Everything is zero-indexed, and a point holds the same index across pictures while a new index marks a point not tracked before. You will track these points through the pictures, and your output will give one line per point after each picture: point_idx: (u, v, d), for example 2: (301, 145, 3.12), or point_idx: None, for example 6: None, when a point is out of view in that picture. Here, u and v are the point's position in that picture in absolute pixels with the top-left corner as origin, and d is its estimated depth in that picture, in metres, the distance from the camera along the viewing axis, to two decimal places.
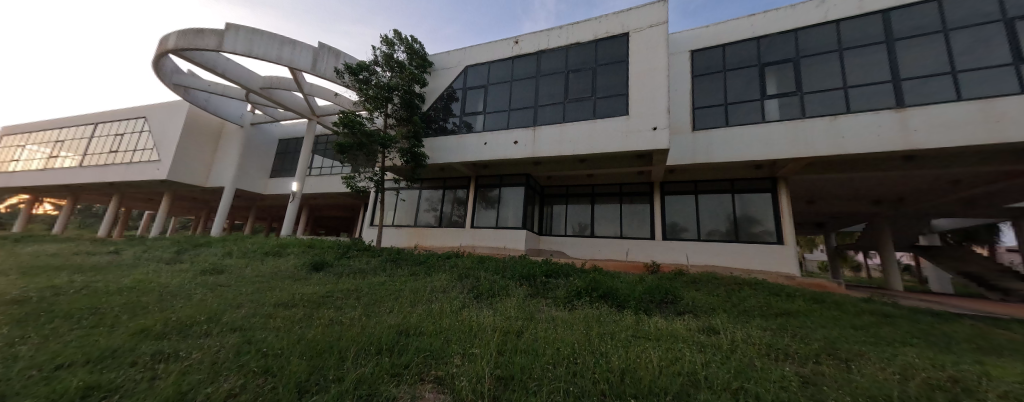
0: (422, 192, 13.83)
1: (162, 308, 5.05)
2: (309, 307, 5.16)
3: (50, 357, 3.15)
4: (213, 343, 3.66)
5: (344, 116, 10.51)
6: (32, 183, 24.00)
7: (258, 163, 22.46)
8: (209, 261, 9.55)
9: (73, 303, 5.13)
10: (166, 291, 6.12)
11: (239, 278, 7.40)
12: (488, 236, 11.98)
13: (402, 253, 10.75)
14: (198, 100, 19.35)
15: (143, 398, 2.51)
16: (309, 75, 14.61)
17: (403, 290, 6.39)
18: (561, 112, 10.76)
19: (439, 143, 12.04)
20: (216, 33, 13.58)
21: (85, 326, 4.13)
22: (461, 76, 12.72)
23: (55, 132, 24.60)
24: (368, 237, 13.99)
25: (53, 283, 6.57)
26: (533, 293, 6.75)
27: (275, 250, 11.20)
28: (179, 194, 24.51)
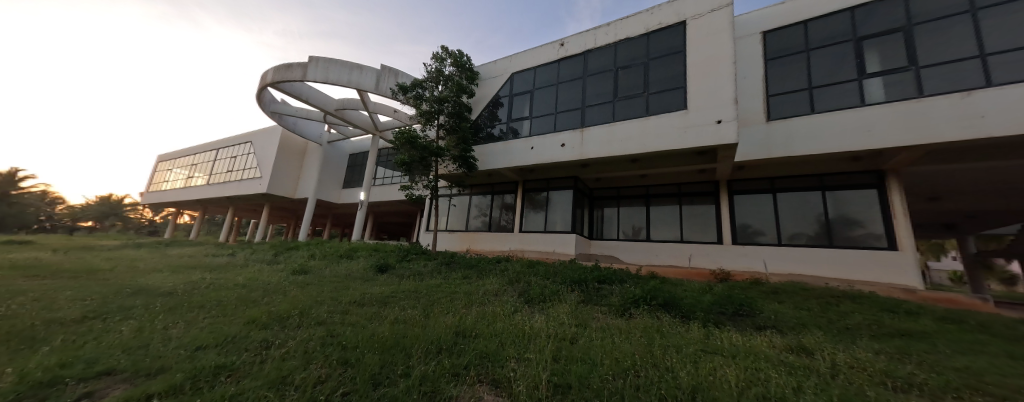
0: (472, 198, 14.39)
1: (264, 302, 6.02)
2: (376, 306, 5.71)
3: (193, 339, 3.98)
4: (303, 334, 4.27)
5: (401, 130, 11.44)
6: (178, 199, 30.41)
7: (334, 176, 25.60)
8: (297, 262, 11.12)
9: (204, 295, 6.38)
10: (267, 287, 7.27)
11: (321, 277, 8.47)
12: (536, 241, 12.01)
13: (455, 257, 11.30)
14: (288, 124, 22.78)
15: (256, 377, 3.05)
16: (374, 94, 16.27)
17: (457, 292, 6.71)
18: (610, 112, 10.39)
19: (488, 150, 12.44)
20: (301, 66, 15.89)
21: (213, 315, 5.12)
22: (507, 83, 13.04)
23: (192, 157, 30.88)
24: (424, 241, 14.94)
25: (190, 279, 8.25)
26: (586, 299, 6.55)
27: (348, 254, 12.58)
28: (276, 205, 28.94)
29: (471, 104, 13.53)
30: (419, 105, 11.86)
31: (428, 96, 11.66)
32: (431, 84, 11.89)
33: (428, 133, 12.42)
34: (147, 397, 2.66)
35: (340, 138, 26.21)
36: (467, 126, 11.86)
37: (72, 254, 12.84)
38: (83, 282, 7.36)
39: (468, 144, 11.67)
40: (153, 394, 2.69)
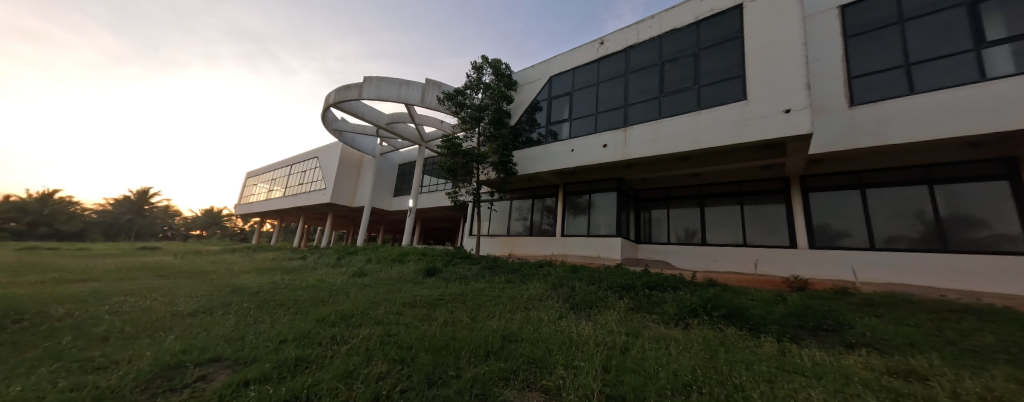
0: (513, 203, 14.52)
1: (330, 302, 6.68)
2: (426, 308, 6.01)
3: (277, 333, 4.56)
4: (365, 332, 4.65)
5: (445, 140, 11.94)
6: (262, 210, 35.04)
7: (386, 185, 27.64)
8: (357, 265, 12.14)
9: (283, 295, 7.25)
10: (333, 289, 8.05)
11: (377, 280, 9.14)
12: (579, 244, 11.74)
13: (498, 261, 11.48)
14: (348, 140, 25.11)
15: (329, 370, 3.41)
16: (420, 106, 17.32)
17: (501, 296, 6.81)
18: (656, 108, 9.85)
19: (527, 154, 12.50)
20: (357, 86, 17.47)
21: (292, 313, 5.81)
22: (545, 87, 13.04)
23: (272, 173, 35.43)
24: (468, 246, 15.38)
25: (271, 280, 9.43)
26: (635, 307, 6.23)
27: (400, 258, 13.43)
28: (339, 214, 31.97)
29: (511, 110, 13.74)
30: (461, 114, 12.28)
31: (470, 104, 12.03)
32: (472, 93, 12.27)
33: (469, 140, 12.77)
34: (246, 382, 3.11)
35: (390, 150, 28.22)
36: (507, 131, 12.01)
37: (188, 258, 15.46)
38: (194, 282, 8.81)
39: (508, 150, 11.78)
40: (250, 380, 3.14)
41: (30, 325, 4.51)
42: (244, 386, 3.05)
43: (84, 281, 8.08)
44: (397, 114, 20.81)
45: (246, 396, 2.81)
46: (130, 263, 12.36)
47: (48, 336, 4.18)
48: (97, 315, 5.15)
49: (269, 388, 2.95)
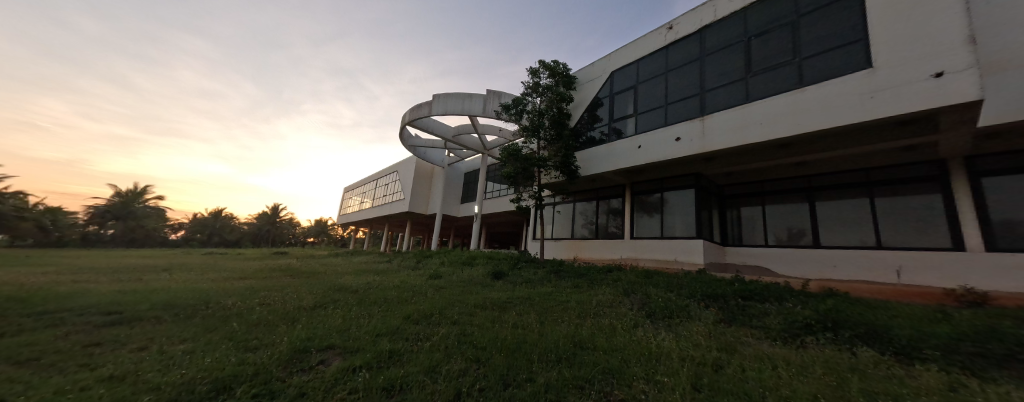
0: (576, 205, 14.14)
1: (411, 301, 7.35)
2: (495, 310, 6.19)
3: (372, 328, 5.20)
4: (442, 331, 5.00)
5: (506, 147, 12.06)
6: (356, 220, 40.50)
7: (454, 193, 29.54)
8: (432, 269, 13.14)
9: (373, 294, 8.24)
10: (413, 289, 8.86)
11: (450, 282, 9.76)
12: (652, 248, 10.86)
13: (564, 265, 11.26)
14: (422, 154, 27.55)
15: (417, 362, 3.77)
16: (482, 117, 18.16)
17: (568, 301, 6.65)
18: (742, 91, 8.64)
19: (590, 154, 12.05)
20: (427, 104, 19.09)
21: (382, 310, 6.57)
22: (607, 83, 12.49)
23: (363, 188, 40.76)
24: (532, 250, 15.41)
25: (364, 281, 10.78)
26: (725, 318, 5.48)
27: (469, 261, 14.13)
28: (416, 221, 35.16)
29: (571, 110, 13.47)
30: (522, 119, 12.27)
31: (530, 109, 11.96)
32: (531, 98, 12.20)
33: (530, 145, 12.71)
34: (354, 369, 3.62)
35: (457, 159, 30.04)
36: (568, 134, 11.70)
37: (306, 262, 18.73)
38: (309, 281, 10.55)
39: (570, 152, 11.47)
40: (356, 367, 3.64)
41: (207, 312, 5.93)
42: (353, 371, 3.56)
43: (238, 279, 10.33)
44: (463, 126, 22.14)
45: (355, 381, 3.26)
46: (266, 265, 15.43)
47: (218, 321, 5.45)
48: (247, 306, 6.53)
49: (371, 376, 3.38)
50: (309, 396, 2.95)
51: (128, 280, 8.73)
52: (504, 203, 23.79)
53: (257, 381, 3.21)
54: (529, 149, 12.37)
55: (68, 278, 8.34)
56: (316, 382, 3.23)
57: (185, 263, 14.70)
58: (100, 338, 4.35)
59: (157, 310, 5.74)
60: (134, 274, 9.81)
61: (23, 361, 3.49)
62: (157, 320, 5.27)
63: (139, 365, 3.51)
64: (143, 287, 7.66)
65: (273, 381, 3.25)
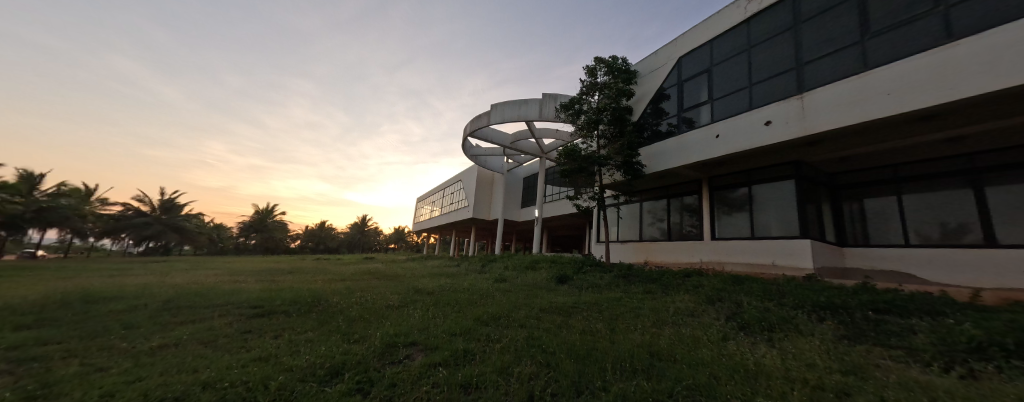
0: (643, 205, 13.20)
1: (480, 304, 7.67)
2: (562, 315, 6.08)
3: (447, 327, 5.55)
4: (510, 334, 5.08)
5: (563, 147, 11.53)
6: (429, 227, 43.95)
7: (514, 198, 30.11)
8: (498, 272, 13.51)
9: (444, 296, 8.83)
10: (482, 292, 9.25)
11: (516, 286, 9.92)
12: (740, 250, 9.57)
13: (634, 269, 10.57)
14: (482, 162, 28.76)
15: (489, 363, 3.90)
16: (539, 121, 18.28)
17: (640, 308, 6.20)
18: (857, 58, 7.16)
19: (657, 150, 11.15)
20: (485, 114, 19.90)
21: (454, 311, 7.01)
22: (674, 70, 11.50)
23: (432, 197, 44.10)
24: (597, 253, 14.79)
25: (438, 283, 11.61)
26: (845, 335, 4.53)
27: (532, 265, 14.16)
28: (481, 227, 36.69)
29: (632, 104, 12.71)
30: (578, 119, 11.78)
31: (587, 107, 11.43)
32: (588, 96, 11.68)
33: (588, 145, 12.10)
34: (435, 364, 3.93)
35: (516, 165, 30.60)
36: (630, 128, 10.82)
37: (391, 265, 21.04)
38: (391, 283, 11.76)
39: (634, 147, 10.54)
40: (437, 363, 3.94)
41: (317, 308, 7.03)
42: (434, 366, 3.87)
43: (338, 280, 12.03)
44: (520, 132, 22.53)
45: (436, 376, 3.53)
46: (358, 269, 17.71)
47: (326, 316, 6.43)
48: (345, 304, 7.55)
49: (450, 372, 3.62)
50: (399, 385, 3.27)
51: (262, 280, 10.90)
52: (564, 206, 23.38)
53: (358, 370, 3.69)
54: (588, 148, 11.75)
55: (224, 279, 10.71)
56: (405, 374, 3.58)
57: (299, 267, 17.69)
58: (246, 327, 5.48)
59: (282, 305, 7.00)
60: (266, 276, 12.19)
61: (206, 341, 4.62)
62: (282, 314, 6.42)
63: (274, 349, 4.33)
64: (272, 287, 9.46)
65: (371, 370, 3.69)
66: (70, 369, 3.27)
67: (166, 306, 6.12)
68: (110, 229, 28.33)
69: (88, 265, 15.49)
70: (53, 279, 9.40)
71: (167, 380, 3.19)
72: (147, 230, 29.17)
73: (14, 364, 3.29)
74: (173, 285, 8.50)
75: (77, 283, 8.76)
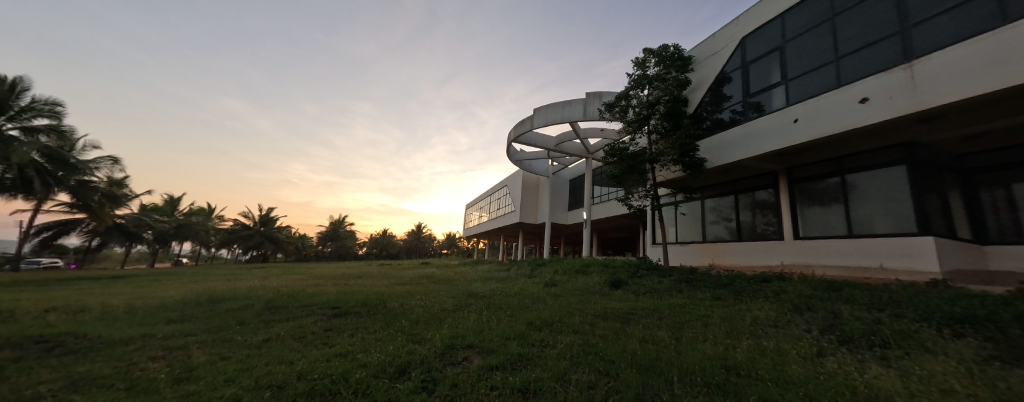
0: (706, 202, 12.13)
1: (531, 308, 7.63)
2: (619, 321, 5.73)
3: (501, 331, 5.60)
4: (565, 338, 4.94)
5: (611, 146, 10.93)
6: (478, 233, 45.28)
7: (561, 201, 29.70)
8: (548, 277, 13.35)
9: (496, 300, 8.98)
10: (533, 296, 9.21)
11: (567, 290, 9.70)
12: (831, 251, 8.30)
13: (699, 273, 9.70)
14: (527, 167, 28.87)
15: (546, 369, 3.81)
16: (583, 121, 17.87)
17: (708, 316, 5.63)
18: (988, 11, 5.83)
19: (720, 141, 10.17)
20: (529, 118, 19.96)
21: (507, 315, 7.08)
22: (737, 52, 10.48)
23: (479, 203, 45.32)
24: (653, 256, 13.90)
25: (489, 287, 11.83)
26: (992, 354, 3.63)
27: (583, 269, 13.76)
28: (529, 231, 36.79)
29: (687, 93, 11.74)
30: (626, 115, 11.07)
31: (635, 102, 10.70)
32: (636, 90, 10.94)
33: (638, 142, 11.37)
34: (491, 367, 3.99)
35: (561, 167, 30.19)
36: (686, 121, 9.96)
37: (445, 270, 22.11)
38: (446, 287, 12.28)
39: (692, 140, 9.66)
40: (493, 367, 3.97)
41: (381, 310, 7.60)
42: (491, 369, 3.93)
43: (399, 285, 12.91)
44: (564, 133, 22.21)
45: (493, 379, 3.56)
46: (416, 273, 18.87)
47: (390, 317, 6.94)
48: (406, 307, 8.06)
49: (507, 377, 3.61)
50: (460, 386, 3.36)
51: (335, 284, 12.14)
52: (614, 207, 22.43)
53: (422, 369, 3.89)
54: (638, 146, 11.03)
55: (305, 282, 12.12)
56: (464, 376, 3.67)
57: (365, 272, 19.39)
58: (325, 325, 6.13)
59: (353, 306, 7.70)
60: (339, 280, 13.60)
61: (296, 336, 5.28)
62: (353, 315, 7.04)
63: (349, 347, 4.77)
64: (344, 290, 10.49)
65: (433, 370, 3.86)
66: (202, 357, 3.97)
67: (264, 306, 7.12)
68: (228, 239, 34.44)
69: (209, 271, 18.76)
70: (184, 283, 11.52)
71: (269, 370, 3.68)
72: (251, 241, 34.61)
73: (164, 351, 4.09)
74: (268, 288, 9.86)
75: (200, 286, 10.61)
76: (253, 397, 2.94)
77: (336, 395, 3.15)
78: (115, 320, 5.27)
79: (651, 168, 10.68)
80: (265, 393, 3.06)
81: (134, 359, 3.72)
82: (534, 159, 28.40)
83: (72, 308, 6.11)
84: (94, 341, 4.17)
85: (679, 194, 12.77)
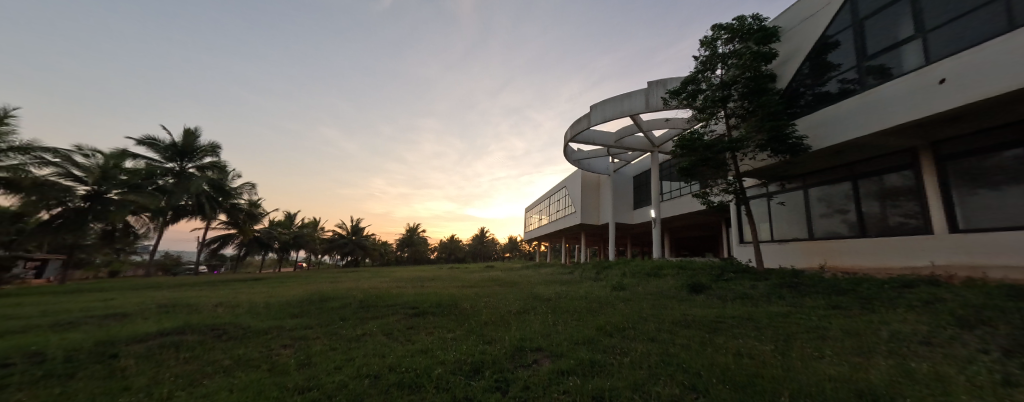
0: (811, 191, 10.34)
1: (600, 313, 7.37)
2: (704, 330, 5.18)
3: (569, 336, 5.44)
4: (641, 347, 4.57)
5: (681, 137, 9.98)
6: (539, 235, 45.39)
7: (625, 199, 28.20)
8: (615, 280, 12.75)
9: (562, 303, 8.87)
10: (601, 300, 8.89)
11: (638, 295, 9.12)
12: (1009, 247, 6.33)
13: (804, 277, 8.28)
14: (586, 166, 28.07)
15: (620, 378, 3.49)
16: (646, 113, 16.78)
17: (820, 327, 4.76)
18: None
19: (827, 117, 8.56)
20: (585, 116, 19.42)
21: (574, 319, 6.95)
22: (846, 9, 8.78)
23: (538, 206, 45.41)
24: (742, 257, 12.31)
25: (554, 291, 11.77)
26: None
27: (655, 272, 12.80)
28: (591, 232, 35.69)
29: (776, 66, 10.21)
30: (696, 101, 10.01)
31: (706, 86, 9.63)
32: (706, 73, 9.85)
33: (713, 129, 10.20)
34: (562, 372, 3.93)
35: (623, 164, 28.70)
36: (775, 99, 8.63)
37: (510, 273, 22.72)
38: (511, 290, 12.57)
39: (785, 120, 8.31)
40: (564, 371, 3.93)
41: (454, 311, 8.11)
42: (562, 374, 3.86)
43: (467, 287, 13.62)
44: (624, 128, 21.09)
45: (565, 383, 3.47)
46: (482, 276, 19.68)
47: (462, 318, 7.36)
48: (476, 308, 8.46)
49: (580, 382, 3.49)
50: (532, 389, 3.40)
51: (412, 286, 13.33)
52: (688, 203, 20.48)
53: (495, 369, 4.04)
54: (714, 133, 9.85)
55: (389, 284, 13.56)
56: (536, 378, 3.70)
57: (437, 275, 20.91)
58: (407, 324, 6.77)
59: (429, 307, 8.37)
60: (414, 282, 14.90)
61: (386, 332, 5.95)
62: (430, 315, 7.64)
63: (429, 344, 5.19)
64: (420, 291, 11.47)
65: (505, 371, 3.98)
66: (319, 347, 4.72)
67: (358, 304, 8.17)
68: (329, 247, 40.37)
69: (318, 275, 22.22)
70: (298, 284, 13.87)
71: (366, 362, 4.18)
72: (345, 248, 39.99)
73: (291, 340, 4.98)
74: (359, 289, 11.30)
75: (310, 287, 12.65)
76: (357, 384, 3.38)
77: (421, 388, 3.46)
78: (256, 314, 6.59)
79: (733, 156, 9.47)
80: (365, 381, 3.51)
81: (270, 346, 4.59)
82: (593, 157, 27.54)
83: (229, 303, 7.84)
84: (246, 329, 5.29)
85: (774, 183, 11.07)
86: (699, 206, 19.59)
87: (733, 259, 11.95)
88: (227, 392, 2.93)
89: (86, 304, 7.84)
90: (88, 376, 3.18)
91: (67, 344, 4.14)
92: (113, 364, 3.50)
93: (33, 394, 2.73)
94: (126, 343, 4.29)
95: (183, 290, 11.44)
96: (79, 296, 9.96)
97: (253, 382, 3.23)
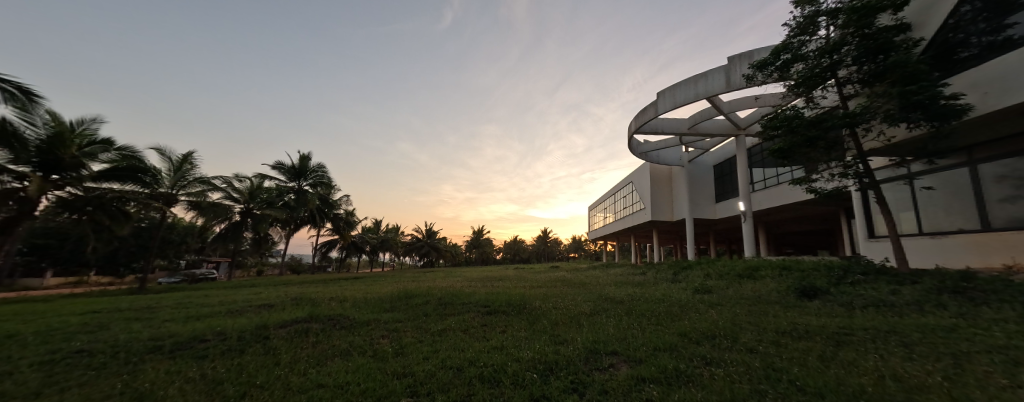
0: (982, 168, 7.93)
1: (682, 318, 6.69)
2: (825, 343, 4.34)
3: (646, 342, 5.08)
4: (737, 359, 4.04)
5: (773, 117, 8.60)
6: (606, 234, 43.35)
7: (704, 192, 25.31)
8: (698, 281, 11.53)
9: (636, 306, 8.31)
10: (683, 304, 8.08)
11: (730, 298, 8.07)
12: None
13: (978, 280, 6.35)
14: (655, 158, 25.91)
15: (711, 392, 3.15)
16: (726, 93, 14.86)
17: (1009, 347, 3.60)
18: None
19: (1007, 68, 6.45)
20: (651, 104, 17.92)
21: (653, 324, 6.45)
22: None
23: (603, 204, 43.43)
24: (874, 255, 10.03)
25: (627, 292, 11.16)
26: None
27: (751, 274, 11.12)
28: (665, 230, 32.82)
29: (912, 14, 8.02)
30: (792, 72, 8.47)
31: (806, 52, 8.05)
32: (805, 35, 8.21)
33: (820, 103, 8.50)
34: (642, 378, 3.71)
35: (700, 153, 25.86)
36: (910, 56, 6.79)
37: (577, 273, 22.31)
38: (580, 291, 12.23)
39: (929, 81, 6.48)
40: (644, 378, 3.70)
41: (524, 310, 8.25)
42: (642, 381, 3.64)
43: (535, 287, 13.74)
44: (699, 113, 18.93)
45: (647, 391, 3.26)
46: (549, 277, 19.51)
47: (532, 317, 7.45)
48: (546, 308, 8.48)
49: (663, 391, 3.26)
50: (611, 393, 3.28)
51: (481, 285, 13.97)
52: (789, 192, 17.47)
53: (569, 370, 4.01)
54: (821, 108, 8.23)
55: (461, 284, 14.43)
56: (614, 383, 3.55)
57: (505, 275, 21.55)
58: (480, 321, 7.12)
59: (500, 306, 8.67)
60: (483, 282, 15.65)
61: (463, 328, 6.36)
62: (501, 314, 7.89)
63: (502, 341, 5.38)
64: (489, 290, 11.94)
65: (581, 373, 3.92)
66: (411, 339, 5.27)
67: (436, 302, 8.86)
68: (409, 249, 44.73)
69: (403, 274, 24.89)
70: (386, 283, 15.70)
71: (450, 355, 4.51)
72: (423, 249, 43.84)
73: (386, 331, 5.65)
74: (437, 288, 12.26)
75: (396, 285, 14.19)
76: (443, 374, 3.68)
77: (500, 382, 3.62)
78: (359, 308, 7.64)
79: (850, 132, 7.77)
80: (451, 372, 3.80)
81: (372, 335, 5.30)
82: (664, 148, 25.44)
83: (337, 298, 9.30)
84: (352, 320, 6.18)
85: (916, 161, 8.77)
86: (804, 194, 16.57)
87: (861, 257, 9.79)
88: (345, 373, 3.47)
89: (244, 297, 10.10)
90: (253, 352, 4.07)
91: (237, 326, 5.36)
92: (267, 343, 4.43)
93: (222, 364, 3.60)
94: (274, 328, 5.38)
95: (302, 286, 13.94)
96: (236, 290, 12.84)
97: (364, 365, 3.76)
